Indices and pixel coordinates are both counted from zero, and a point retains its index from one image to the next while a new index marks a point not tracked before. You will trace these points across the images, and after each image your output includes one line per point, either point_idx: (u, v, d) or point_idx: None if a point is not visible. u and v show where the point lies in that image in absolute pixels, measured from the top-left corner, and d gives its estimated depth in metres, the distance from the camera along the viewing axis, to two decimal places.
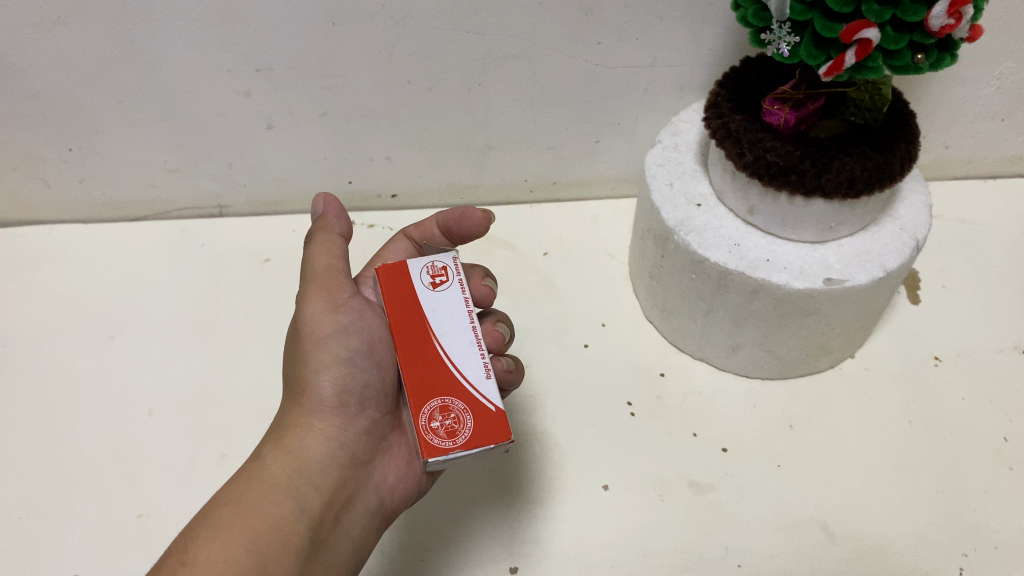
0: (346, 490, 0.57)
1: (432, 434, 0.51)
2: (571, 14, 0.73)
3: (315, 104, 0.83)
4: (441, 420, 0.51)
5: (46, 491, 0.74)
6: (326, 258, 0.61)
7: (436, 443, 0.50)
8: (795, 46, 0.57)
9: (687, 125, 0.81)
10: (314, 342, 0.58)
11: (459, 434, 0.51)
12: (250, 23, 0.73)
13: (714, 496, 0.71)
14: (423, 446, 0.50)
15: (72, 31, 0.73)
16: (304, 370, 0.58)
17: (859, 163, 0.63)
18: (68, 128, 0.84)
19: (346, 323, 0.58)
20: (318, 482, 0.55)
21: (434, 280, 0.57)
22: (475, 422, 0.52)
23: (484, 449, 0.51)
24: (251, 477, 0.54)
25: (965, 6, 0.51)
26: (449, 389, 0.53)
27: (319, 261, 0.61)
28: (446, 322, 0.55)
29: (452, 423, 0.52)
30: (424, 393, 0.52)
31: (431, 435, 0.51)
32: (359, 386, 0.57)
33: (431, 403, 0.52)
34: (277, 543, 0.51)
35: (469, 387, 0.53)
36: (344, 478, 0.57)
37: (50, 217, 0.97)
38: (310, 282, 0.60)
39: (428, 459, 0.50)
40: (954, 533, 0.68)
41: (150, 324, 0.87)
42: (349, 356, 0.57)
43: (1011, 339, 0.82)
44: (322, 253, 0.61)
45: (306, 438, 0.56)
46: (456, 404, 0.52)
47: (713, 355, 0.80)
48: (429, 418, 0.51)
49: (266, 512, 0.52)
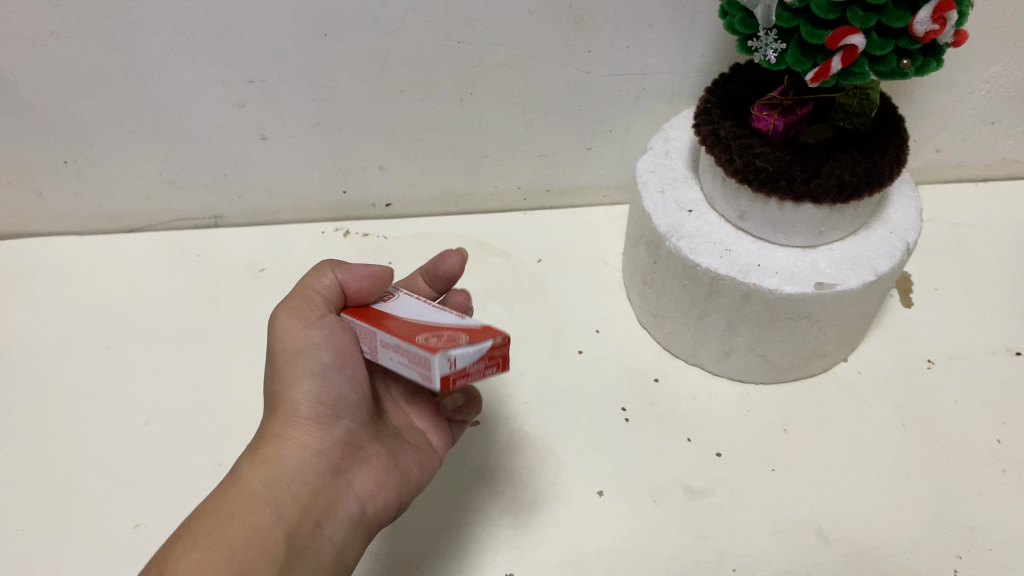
0: (325, 498, 0.56)
1: (437, 342, 0.47)
2: (560, 23, 0.74)
3: (309, 115, 0.84)
4: (439, 336, 0.48)
5: (40, 501, 0.74)
6: (314, 279, 0.57)
7: (446, 344, 0.46)
8: (782, 53, 0.58)
9: (678, 132, 0.82)
10: (287, 357, 0.56)
11: (460, 339, 0.47)
12: (243, 35, 0.74)
13: (709, 500, 0.71)
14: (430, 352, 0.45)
15: (66, 44, 0.74)
16: (277, 385, 0.56)
17: (848, 169, 0.63)
18: (63, 141, 0.85)
19: (319, 337, 0.55)
20: (295, 491, 0.54)
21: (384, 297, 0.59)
22: (470, 333, 0.48)
23: (490, 344, 0.46)
24: (227, 491, 0.53)
25: (949, 12, 0.52)
26: (433, 326, 0.50)
27: (306, 279, 0.58)
28: (408, 308, 0.55)
29: (450, 337, 0.48)
30: (413, 332, 0.49)
31: (435, 344, 0.46)
32: (332, 398, 0.56)
33: (422, 334, 0.49)
34: (255, 551, 0.50)
35: (451, 320, 0.51)
36: (322, 486, 0.56)
37: (47, 229, 0.98)
38: (290, 296, 0.57)
39: (438, 354, 0.45)
40: (949, 536, 0.68)
41: (147, 335, 0.88)
42: (322, 370, 0.55)
43: (1003, 341, 0.82)
44: (311, 273, 0.58)
45: (281, 449, 0.55)
46: (446, 329, 0.49)
47: (706, 360, 0.80)
48: (426, 339, 0.48)
49: (243, 522, 0.51)
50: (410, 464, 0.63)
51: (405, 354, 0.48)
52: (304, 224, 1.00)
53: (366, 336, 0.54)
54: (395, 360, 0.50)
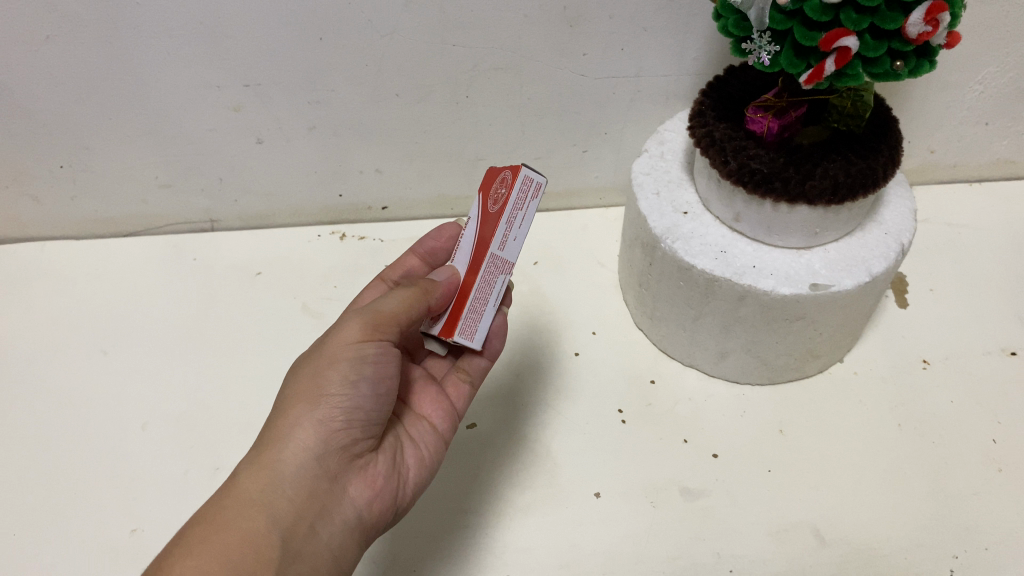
0: (321, 501, 0.53)
1: (507, 184, 0.55)
2: (555, 26, 0.74)
3: (304, 118, 0.84)
4: (499, 190, 0.56)
5: (36, 507, 0.74)
6: (401, 308, 0.56)
7: (511, 168, 0.55)
8: (776, 55, 0.58)
9: (673, 134, 0.82)
10: (328, 360, 0.54)
11: (501, 175, 0.56)
12: (238, 39, 0.74)
13: (706, 502, 0.71)
14: (512, 175, 0.54)
15: (61, 49, 0.74)
16: (303, 383, 0.54)
17: (842, 170, 0.64)
18: (59, 146, 0.85)
19: (369, 353, 0.55)
20: (292, 495, 0.51)
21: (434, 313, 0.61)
22: (492, 174, 0.58)
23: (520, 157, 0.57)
24: (226, 495, 0.51)
25: (941, 13, 0.52)
26: (486, 207, 0.58)
27: (388, 304, 0.56)
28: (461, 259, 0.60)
29: (497, 189, 0.56)
30: (486, 219, 0.57)
31: (504, 183, 0.55)
32: (353, 408, 0.54)
33: (493, 206, 0.56)
34: (250, 558, 0.48)
35: (479, 202, 0.59)
36: (318, 492, 0.53)
37: (43, 234, 0.98)
38: (364, 311, 0.56)
39: (521, 165, 0.53)
40: (945, 536, 0.68)
41: (143, 338, 0.88)
42: (356, 379, 0.54)
43: (999, 341, 0.82)
44: (398, 300, 0.56)
45: (283, 451, 0.52)
46: (487, 198, 0.58)
47: (702, 361, 0.80)
48: (496, 196, 0.56)
49: (240, 527, 0.49)
50: (409, 481, 0.60)
51: (517, 216, 0.55)
52: (300, 227, 1.00)
53: (491, 279, 0.58)
54: (519, 234, 0.56)
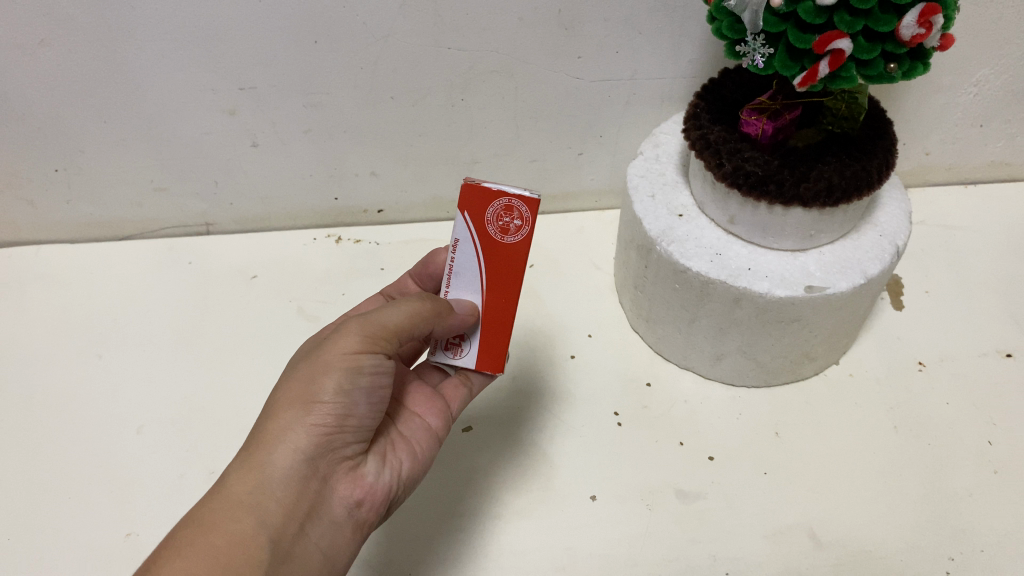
0: (309, 503, 0.52)
1: (523, 214, 0.57)
2: (549, 29, 0.74)
3: (300, 122, 0.84)
4: (513, 221, 0.57)
5: (31, 510, 0.74)
6: (403, 322, 0.56)
7: (523, 200, 0.57)
8: (769, 58, 0.58)
9: (668, 137, 0.82)
10: (323, 367, 0.54)
11: (506, 205, 0.57)
12: (233, 43, 0.74)
13: (702, 504, 0.71)
14: (528, 208, 0.57)
15: (56, 53, 0.74)
16: (295, 389, 0.54)
17: (837, 173, 0.63)
18: (54, 149, 0.85)
19: (366, 363, 0.54)
20: (281, 498, 0.51)
21: (458, 349, 0.62)
22: (488, 203, 0.58)
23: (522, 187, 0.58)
24: (215, 496, 0.51)
25: (934, 16, 0.52)
26: (488, 236, 0.58)
27: (390, 317, 0.56)
28: (468, 288, 0.60)
29: (506, 220, 0.58)
30: (506, 252, 0.58)
31: (518, 216, 0.57)
32: (346, 413, 0.54)
33: (509, 238, 0.58)
34: (237, 560, 0.48)
35: (471, 230, 0.58)
36: (307, 494, 0.52)
37: (39, 237, 0.98)
38: (364, 322, 0.56)
39: (534, 197, 0.57)
40: (940, 537, 0.68)
41: (139, 342, 0.88)
42: (351, 388, 0.54)
43: (994, 343, 0.82)
44: (401, 314, 0.56)
45: (273, 453, 0.52)
46: (492, 227, 0.58)
47: (698, 364, 0.80)
48: (511, 227, 0.58)
49: (227, 529, 0.49)
50: (399, 485, 0.60)
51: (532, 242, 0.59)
52: (296, 231, 1.00)
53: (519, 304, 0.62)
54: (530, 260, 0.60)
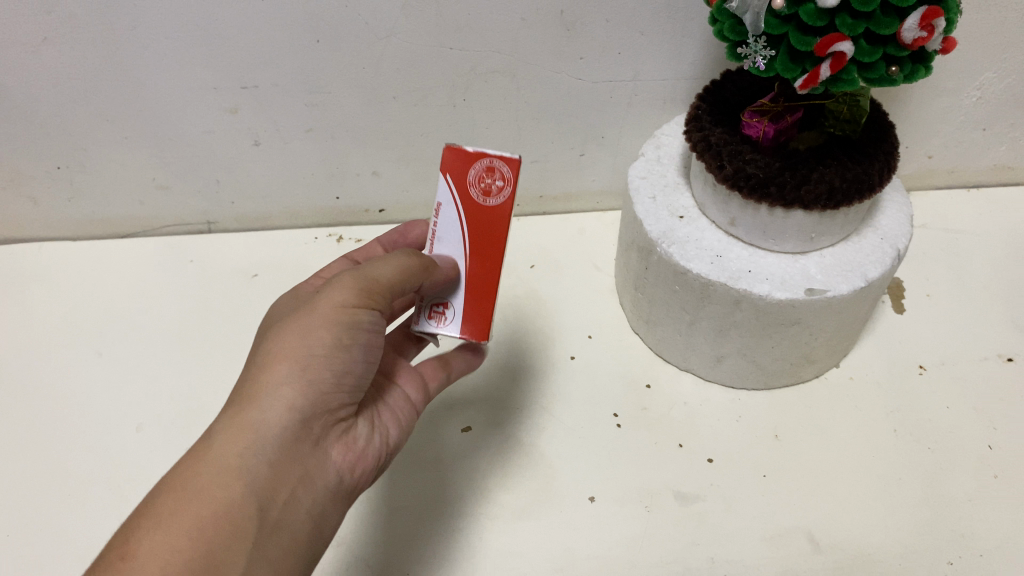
0: (302, 464, 0.52)
1: (505, 174, 0.58)
2: (552, 30, 0.74)
3: (302, 120, 0.84)
4: (495, 182, 0.58)
5: (30, 507, 0.74)
6: (398, 276, 0.55)
7: (504, 160, 0.58)
8: (771, 60, 0.58)
9: (670, 138, 0.82)
10: (318, 322, 0.53)
11: (488, 166, 0.58)
12: (236, 41, 0.75)
13: (700, 506, 0.71)
14: (510, 167, 0.58)
15: (59, 50, 0.74)
16: (287, 345, 0.53)
17: (838, 175, 0.63)
18: (57, 146, 0.86)
19: (361, 319, 0.54)
20: (273, 460, 0.50)
21: (443, 317, 0.60)
22: (469, 165, 0.59)
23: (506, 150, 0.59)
24: (202, 459, 0.49)
25: (936, 19, 0.52)
26: (471, 199, 0.59)
27: (384, 271, 0.55)
28: (451, 254, 0.59)
29: (488, 181, 0.58)
30: (487, 214, 0.59)
31: (500, 176, 0.58)
32: (342, 372, 0.54)
33: (491, 198, 0.58)
34: (224, 527, 0.47)
35: (453, 193, 0.59)
36: (300, 455, 0.52)
37: (40, 234, 0.99)
38: (357, 275, 0.55)
39: (518, 158, 0.58)
40: (940, 542, 0.68)
41: (139, 340, 0.88)
42: (347, 346, 0.54)
43: (995, 348, 0.82)
44: (395, 268, 0.55)
45: (265, 414, 0.51)
46: (474, 189, 0.58)
47: (698, 365, 0.80)
48: (494, 188, 0.58)
49: (214, 497, 0.48)
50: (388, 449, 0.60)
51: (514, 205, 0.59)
52: (298, 230, 1.00)
53: None
54: None
